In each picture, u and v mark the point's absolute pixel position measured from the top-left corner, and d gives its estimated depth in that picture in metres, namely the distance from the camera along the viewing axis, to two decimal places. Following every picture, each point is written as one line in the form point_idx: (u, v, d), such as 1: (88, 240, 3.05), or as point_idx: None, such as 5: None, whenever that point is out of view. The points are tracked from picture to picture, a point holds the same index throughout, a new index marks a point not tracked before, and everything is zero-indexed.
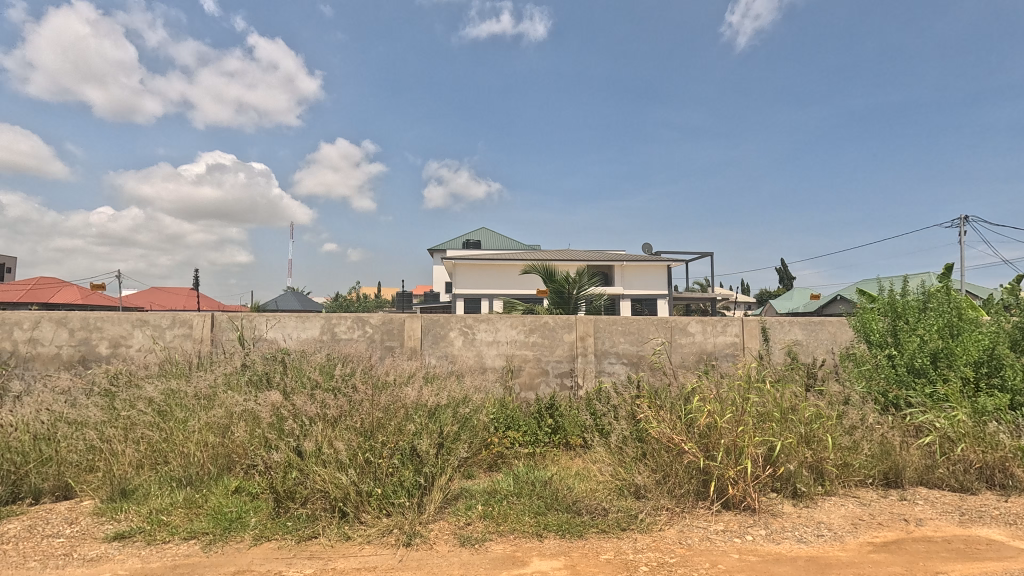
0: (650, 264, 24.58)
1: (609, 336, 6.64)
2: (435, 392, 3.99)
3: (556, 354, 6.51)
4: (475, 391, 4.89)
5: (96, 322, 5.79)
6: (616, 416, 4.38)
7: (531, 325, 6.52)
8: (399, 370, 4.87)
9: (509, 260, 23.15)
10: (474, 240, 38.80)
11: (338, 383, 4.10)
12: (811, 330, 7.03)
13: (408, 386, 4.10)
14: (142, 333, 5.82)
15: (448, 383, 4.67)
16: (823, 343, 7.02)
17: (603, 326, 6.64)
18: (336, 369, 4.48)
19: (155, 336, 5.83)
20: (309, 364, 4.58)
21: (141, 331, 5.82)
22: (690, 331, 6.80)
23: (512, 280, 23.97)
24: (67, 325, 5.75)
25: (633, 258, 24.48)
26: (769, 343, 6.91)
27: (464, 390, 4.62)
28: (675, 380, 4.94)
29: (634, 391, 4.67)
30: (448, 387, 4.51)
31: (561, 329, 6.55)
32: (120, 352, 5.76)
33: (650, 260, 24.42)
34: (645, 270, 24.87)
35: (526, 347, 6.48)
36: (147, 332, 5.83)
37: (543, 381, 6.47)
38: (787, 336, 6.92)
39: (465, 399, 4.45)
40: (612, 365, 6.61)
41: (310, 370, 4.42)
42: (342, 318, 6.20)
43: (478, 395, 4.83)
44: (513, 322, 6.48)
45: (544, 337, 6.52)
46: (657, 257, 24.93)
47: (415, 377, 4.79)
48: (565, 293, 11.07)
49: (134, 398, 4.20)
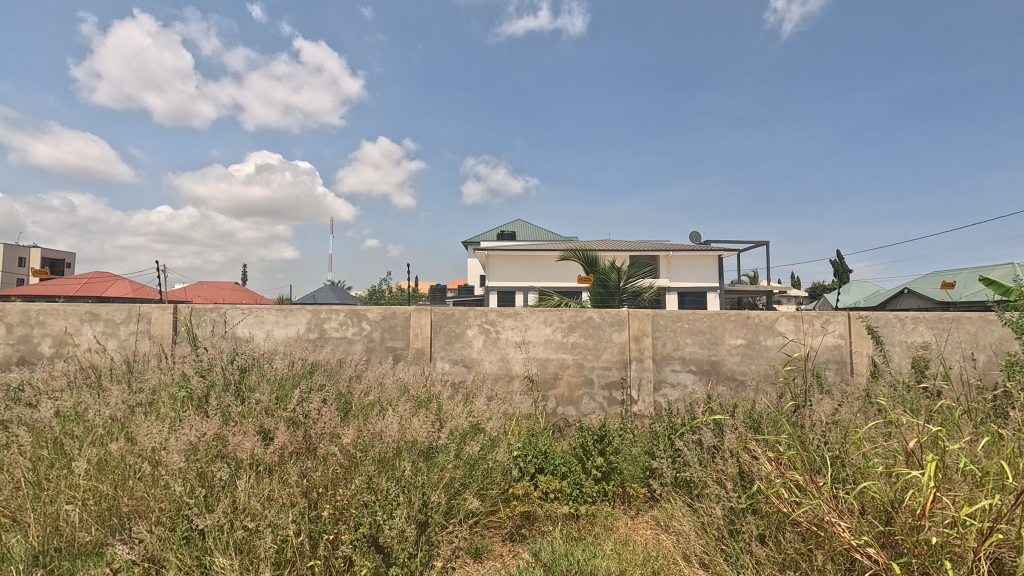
0: (699, 255, 22.66)
1: (672, 337, 5.15)
2: (430, 428, 2.69)
3: (603, 359, 5.08)
4: (495, 413, 3.55)
5: (37, 316, 4.75)
6: (700, 460, 2.94)
7: (571, 322, 5.09)
8: (391, 386, 3.57)
9: (546, 250, 21.64)
10: (508, 232, 37.62)
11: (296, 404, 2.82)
12: (944, 329, 5.32)
13: (390, 413, 2.80)
14: (92, 330, 4.78)
15: (455, 403, 3.34)
16: (960, 347, 5.30)
17: (664, 324, 5.16)
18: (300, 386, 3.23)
19: (108, 333, 4.78)
20: (265, 381, 3.36)
21: (91, 328, 4.78)
22: (779, 331, 5.23)
23: (548, 272, 22.49)
24: (4, 320, 4.73)
25: (681, 248, 22.61)
26: (885, 347, 5.26)
27: (478, 413, 3.27)
28: (781, 409, 3.42)
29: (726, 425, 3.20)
30: (454, 409, 3.17)
31: (608, 327, 5.11)
32: (64, 353, 4.71)
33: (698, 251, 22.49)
34: (693, 260, 22.84)
35: (564, 351, 5.07)
36: (98, 329, 4.78)
37: (586, 395, 5.04)
38: (909, 338, 5.26)
39: (479, 431, 3.11)
40: (676, 374, 5.12)
41: (264, 388, 3.20)
42: (334, 312, 4.97)
43: (499, 419, 3.49)
44: (547, 317, 5.08)
45: (587, 337, 5.09)
46: (706, 246, 22.86)
47: (414, 396, 3.47)
48: (609, 284, 9.62)
49: (22, 419, 3.06)
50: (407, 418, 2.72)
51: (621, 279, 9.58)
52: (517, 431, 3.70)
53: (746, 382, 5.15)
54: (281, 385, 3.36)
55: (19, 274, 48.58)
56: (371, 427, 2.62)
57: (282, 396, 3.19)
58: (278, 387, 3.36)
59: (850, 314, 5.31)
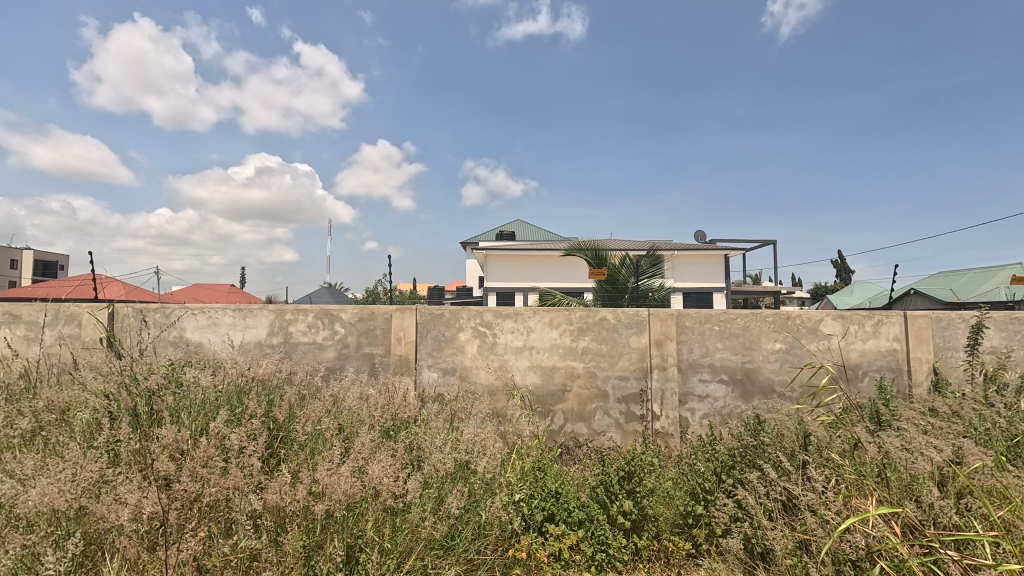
0: (704, 254, 21.91)
1: (700, 341, 4.39)
2: (401, 482, 1.92)
3: (619, 367, 4.31)
4: (492, 442, 2.78)
5: None
6: (771, 522, 2.17)
7: (581, 324, 4.33)
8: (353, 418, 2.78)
9: (546, 249, 20.86)
10: (507, 232, 36.87)
11: (216, 437, 2.04)
12: (1016, 332, 4.55)
13: (346, 455, 2.02)
14: (12, 334, 4.00)
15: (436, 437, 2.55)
16: None
17: (690, 326, 4.40)
18: (234, 411, 2.45)
19: (31, 338, 4.01)
20: (192, 404, 2.58)
21: (11, 331, 4.01)
22: (824, 333, 4.46)
23: (548, 272, 21.73)
24: None
25: (686, 248, 21.87)
26: (947, 352, 4.49)
27: (469, 444, 2.50)
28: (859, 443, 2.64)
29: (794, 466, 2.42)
30: (436, 440, 2.40)
31: (625, 329, 4.35)
32: None
33: (704, 250, 21.75)
34: (698, 260, 22.07)
35: (573, 358, 4.30)
36: (18, 333, 4.01)
37: (600, 410, 4.27)
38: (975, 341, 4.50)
39: (471, 472, 2.33)
40: (705, 385, 4.37)
41: (187, 417, 2.42)
42: (301, 313, 4.21)
43: (497, 450, 2.71)
44: (553, 318, 4.31)
45: (600, 342, 4.33)
46: (712, 245, 22.08)
47: (386, 423, 2.69)
48: (617, 283, 8.88)
49: None
50: (368, 462, 1.95)
51: (629, 278, 8.82)
52: (520, 463, 2.94)
53: (787, 395, 4.38)
54: (212, 407, 2.58)
55: (8, 275, 47.54)
56: (312, 479, 1.83)
57: (209, 424, 2.41)
58: (209, 411, 2.57)
59: (905, 313, 4.54)
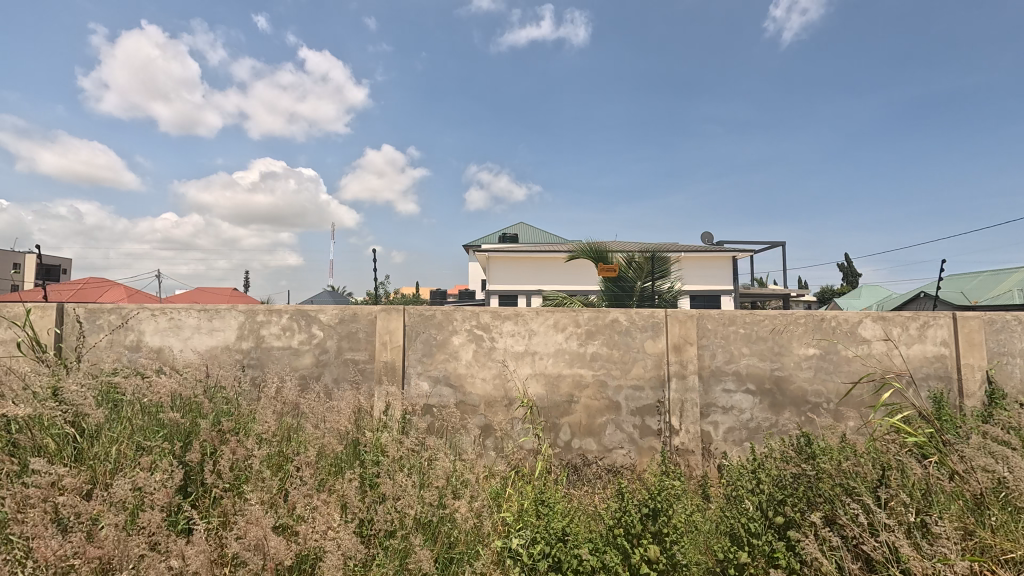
0: (712, 256, 21.38)
1: (723, 346, 3.90)
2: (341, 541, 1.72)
3: (633, 375, 3.82)
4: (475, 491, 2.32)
5: None
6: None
7: (590, 327, 3.84)
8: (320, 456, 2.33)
9: (549, 250, 20.37)
10: (510, 234, 36.37)
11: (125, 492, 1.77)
12: None
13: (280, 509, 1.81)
14: None
15: (415, 479, 2.10)
16: None
17: (712, 329, 3.90)
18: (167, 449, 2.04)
19: None
20: (120, 433, 2.14)
21: None
22: (863, 337, 3.95)
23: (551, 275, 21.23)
24: None
25: (693, 249, 21.33)
26: (1002, 358, 3.98)
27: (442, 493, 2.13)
28: (928, 483, 2.20)
29: (864, 521, 1.96)
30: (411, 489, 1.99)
31: (639, 332, 3.86)
32: None
33: (711, 251, 21.22)
34: (705, 261, 21.52)
35: (581, 365, 3.81)
36: None
37: (611, 425, 3.78)
38: None
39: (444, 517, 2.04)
40: (729, 396, 3.87)
41: (111, 459, 1.98)
42: (274, 315, 3.73)
43: (478, 501, 2.24)
44: (558, 320, 3.83)
45: (611, 347, 3.84)
46: (719, 247, 21.53)
47: (352, 464, 2.27)
48: (624, 283, 8.37)
49: None
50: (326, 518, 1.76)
51: (638, 278, 8.29)
52: (519, 504, 2.45)
53: (822, 407, 3.88)
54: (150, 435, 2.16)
55: (9, 279, 47.37)
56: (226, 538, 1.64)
57: (134, 462, 1.97)
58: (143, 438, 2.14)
59: (954, 314, 4.03)
